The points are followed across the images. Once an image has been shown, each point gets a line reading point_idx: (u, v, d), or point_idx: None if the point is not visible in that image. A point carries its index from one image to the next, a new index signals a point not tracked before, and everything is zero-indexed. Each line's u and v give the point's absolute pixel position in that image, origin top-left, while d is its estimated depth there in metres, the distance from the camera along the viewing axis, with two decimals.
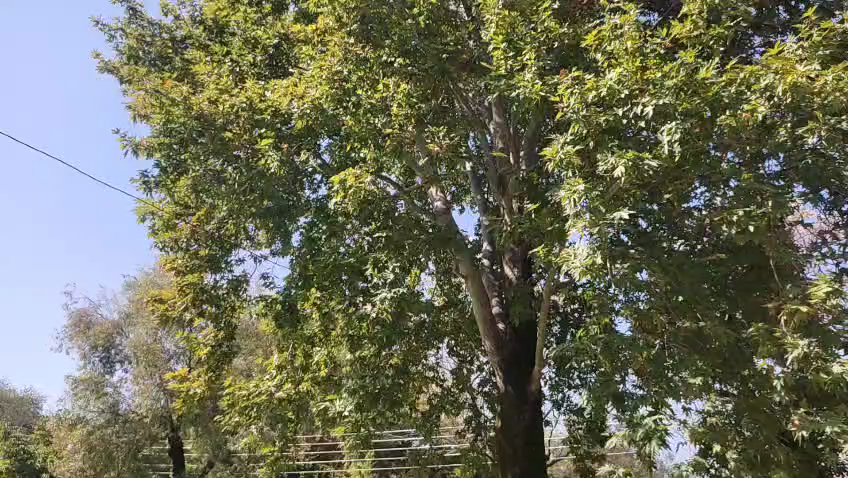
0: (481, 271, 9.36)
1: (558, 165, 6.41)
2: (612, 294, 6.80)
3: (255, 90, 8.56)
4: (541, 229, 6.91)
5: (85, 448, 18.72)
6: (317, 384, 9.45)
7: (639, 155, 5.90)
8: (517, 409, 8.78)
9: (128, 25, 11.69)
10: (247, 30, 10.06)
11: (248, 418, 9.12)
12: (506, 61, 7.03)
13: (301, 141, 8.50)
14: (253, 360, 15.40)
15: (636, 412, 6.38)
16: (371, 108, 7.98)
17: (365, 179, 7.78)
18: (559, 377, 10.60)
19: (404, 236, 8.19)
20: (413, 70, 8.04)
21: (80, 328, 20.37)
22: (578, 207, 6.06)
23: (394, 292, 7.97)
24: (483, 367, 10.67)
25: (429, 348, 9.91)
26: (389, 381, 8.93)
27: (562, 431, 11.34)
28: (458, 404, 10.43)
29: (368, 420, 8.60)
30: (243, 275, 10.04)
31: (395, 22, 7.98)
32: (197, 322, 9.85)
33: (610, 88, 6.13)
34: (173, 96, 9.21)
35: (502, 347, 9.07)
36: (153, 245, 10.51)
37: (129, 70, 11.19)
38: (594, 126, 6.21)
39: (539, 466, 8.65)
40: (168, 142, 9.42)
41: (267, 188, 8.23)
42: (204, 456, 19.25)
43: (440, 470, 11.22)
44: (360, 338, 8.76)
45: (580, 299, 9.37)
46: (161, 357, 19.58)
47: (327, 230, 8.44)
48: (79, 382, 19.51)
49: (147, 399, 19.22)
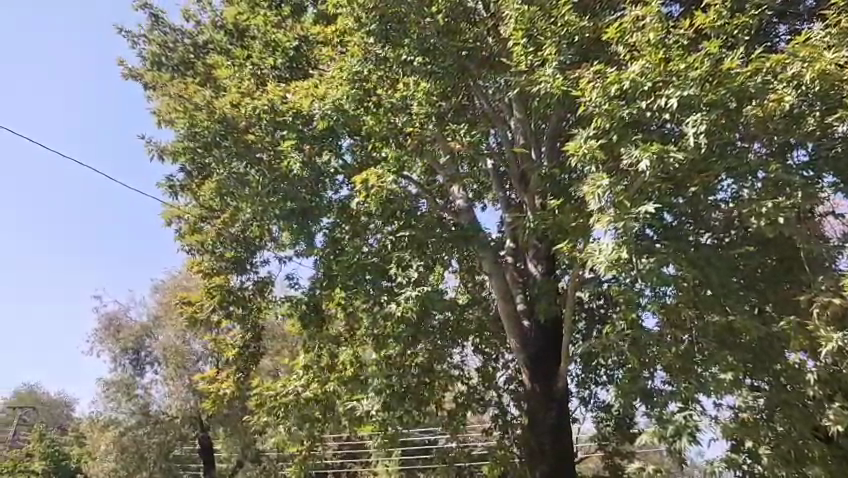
0: (504, 268, 9.42)
1: (581, 160, 6.38)
2: (637, 289, 6.63)
3: (276, 92, 8.64)
4: (565, 226, 6.87)
5: (117, 449, 19.30)
6: (343, 384, 9.19)
7: (665, 148, 5.83)
8: (545, 407, 8.76)
9: (151, 32, 11.84)
10: (268, 33, 10.12)
11: (275, 418, 9.23)
12: (527, 57, 7.14)
13: (323, 142, 8.35)
14: (280, 360, 15.57)
15: (666, 408, 6.45)
16: (391, 108, 8.18)
17: (387, 178, 7.86)
18: (585, 374, 10.52)
19: (428, 233, 8.21)
20: (434, 69, 7.95)
21: (110, 332, 20.76)
22: (602, 203, 6.10)
23: (419, 290, 8.06)
24: (509, 365, 10.62)
25: (454, 346, 9.82)
26: (414, 379, 9.15)
27: (589, 427, 11.29)
28: (485, 402, 10.44)
29: (395, 419, 8.52)
30: (269, 277, 10.15)
31: (413, 22, 7.92)
32: (225, 324, 10.05)
33: (633, 80, 6.10)
34: (196, 101, 9.32)
35: (527, 344, 9.06)
36: (180, 249, 10.73)
37: (152, 77, 11.32)
38: (618, 120, 6.14)
39: (568, 464, 8.63)
40: (192, 147, 9.26)
41: (289, 189, 8.38)
42: (234, 456, 19.60)
43: (466, 469, 11.14)
44: (386, 337, 8.53)
45: (604, 296, 9.17)
46: (190, 359, 19.76)
47: (350, 231, 8.69)
48: (110, 384, 19.94)
49: (178, 400, 19.46)
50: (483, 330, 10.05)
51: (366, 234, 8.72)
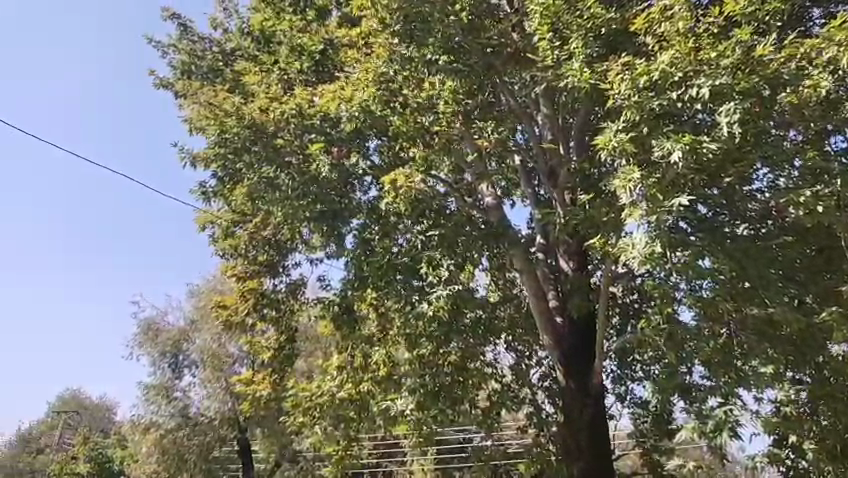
0: (535, 264, 9.31)
1: (611, 153, 6.28)
2: (672, 283, 6.51)
3: (303, 96, 8.84)
4: (597, 221, 6.78)
5: (159, 451, 19.73)
6: (377, 384, 9.24)
7: (697, 139, 5.74)
8: (580, 404, 8.69)
9: (181, 42, 12.08)
10: (293, 37, 10.21)
11: (312, 418, 9.33)
12: (552, 51, 7.04)
13: (351, 143, 8.59)
14: (314, 361, 15.71)
15: (706, 404, 6.65)
16: (418, 108, 8.21)
17: (415, 178, 7.92)
18: (621, 370, 10.41)
19: (458, 231, 8.33)
20: (460, 66, 7.86)
21: (148, 337, 21.24)
22: (633, 197, 6.06)
23: (450, 289, 8.20)
24: (542, 362, 10.78)
25: (486, 344, 9.58)
26: (448, 379, 9.05)
27: (626, 423, 11.14)
28: (520, 399, 10.22)
29: (430, 418, 8.70)
30: (300, 279, 10.29)
31: (437, 21, 7.86)
32: (259, 326, 10.16)
33: (662, 71, 6.00)
34: (226, 107, 9.43)
35: (561, 341, 8.98)
36: (214, 254, 10.87)
37: (182, 85, 11.48)
38: (648, 112, 6.06)
39: (604, 461, 8.54)
40: (222, 153, 9.24)
41: (319, 192, 8.49)
42: (272, 456, 19.87)
43: (503, 466, 11.12)
44: (418, 337, 8.63)
45: (638, 291, 9.07)
46: (226, 362, 20.06)
47: (380, 231, 8.62)
48: (150, 388, 20.38)
49: (217, 401, 19.76)
50: (515, 327, 10.00)
51: (396, 233, 8.65)
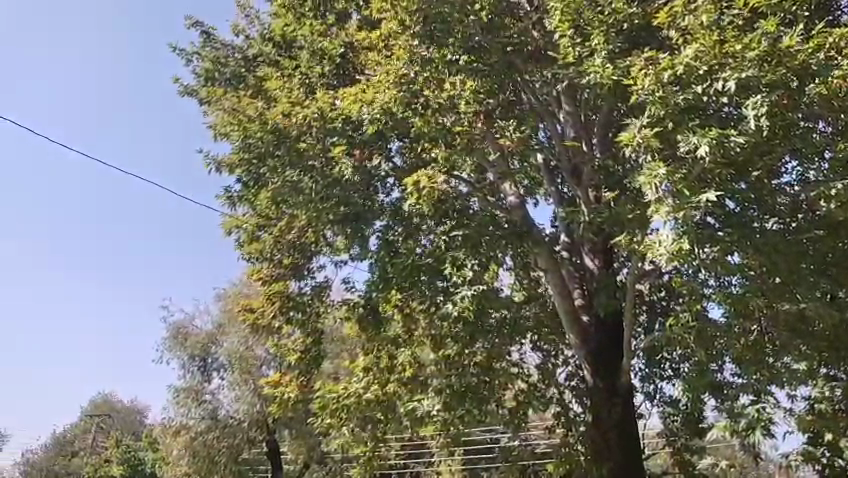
0: (560, 263, 9.27)
1: (635, 150, 6.19)
2: (701, 279, 6.48)
3: (325, 100, 8.80)
4: (622, 219, 6.71)
5: (190, 453, 20.01)
6: (403, 385, 9.37)
7: (724, 133, 5.67)
8: (608, 404, 8.59)
9: (204, 49, 12.24)
10: (314, 42, 10.31)
11: (339, 420, 9.17)
12: (574, 48, 6.94)
13: (373, 146, 8.63)
14: (341, 363, 15.79)
15: (738, 402, 6.82)
16: (439, 108, 8.12)
17: (438, 178, 7.93)
18: (649, 368, 10.23)
19: (481, 232, 8.08)
20: (479, 66, 7.98)
21: (178, 340, 21.60)
22: (659, 193, 5.92)
23: (475, 289, 8.19)
24: (569, 361, 10.65)
25: (512, 344, 9.55)
26: (475, 379, 8.99)
27: (657, 422, 10.95)
28: (547, 399, 10.14)
29: (457, 419, 8.72)
30: (325, 282, 10.37)
31: (458, 22, 7.92)
32: (286, 329, 10.23)
33: (687, 65, 5.93)
34: (249, 113, 9.52)
35: (587, 340, 8.90)
36: (240, 258, 10.99)
37: (206, 92, 11.63)
38: (673, 106, 5.93)
39: (633, 462, 8.43)
40: (249, 158, 9.46)
41: (341, 194, 8.61)
42: (301, 457, 20.04)
43: (531, 467, 11.04)
44: (444, 337, 8.99)
45: (666, 288, 8.97)
46: (254, 364, 20.24)
47: (403, 232, 8.72)
48: (180, 391, 20.70)
49: (245, 404, 19.95)
50: (541, 326, 9.91)
51: (420, 234, 8.74)
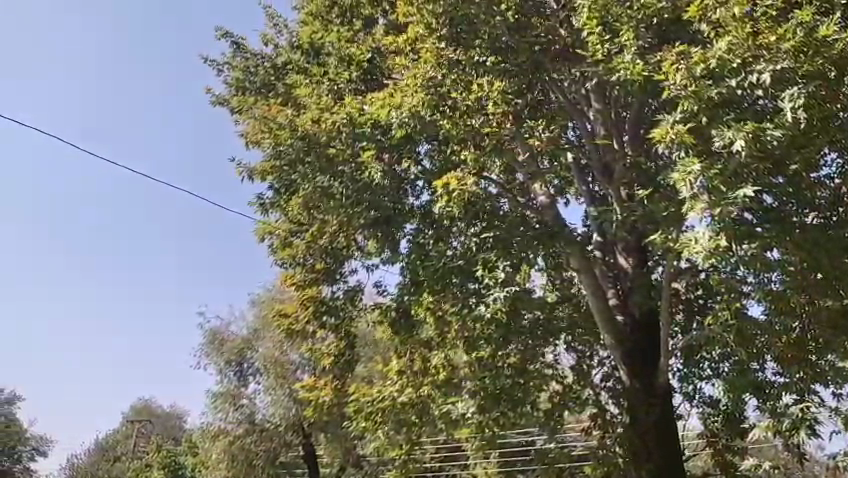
0: (593, 263, 9.15)
1: (668, 146, 6.08)
2: (740, 277, 6.52)
3: (354, 105, 8.76)
4: (657, 216, 6.62)
5: (228, 458, 20.27)
6: (437, 388, 9.38)
7: (760, 126, 5.59)
8: (646, 406, 8.44)
9: (234, 59, 12.44)
10: (341, 48, 10.42)
11: (374, 423, 9.34)
12: (602, 45, 6.86)
13: (402, 150, 8.70)
14: (374, 366, 15.86)
15: (780, 401, 6.79)
16: (467, 110, 8.01)
17: (468, 181, 7.94)
18: (688, 368, 10.03)
19: (512, 232, 8.12)
20: (507, 67, 7.96)
21: (215, 346, 21.99)
22: (694, 190, 5.78)
23: (508, 291, 8.27)
24: (605, 362, 10.52)
25: (546, 345, 9.47)
26: (509, 381, 8.91)
27: (696, 423, 10.76)
28: (582, 400, 10.00)
29: (492, 422, 8.74)
30: (358, 286, 10.43)
31: (484, 22, 8.00)
32: (320, 334, 10.36)
33: (720, 58, 5.85)
34: (280, 120, 9.69)
35: (623, 340, 8.76)
36: (273, 264, 11.13)
37: (237, 101, 11.82)
38: (706, 101, 5.84)
39: (673, 463, 8.26)
40: (280, 166, 9.61)
41: (373, 199, 8.77)
42: (337, 460, 20.20)
43: (568, 469, 10.93)
44: (476, 338, 8.81)
45: (702, 286, 8.77)
46: (289, 369, 20.44)
47: (434, 235, 8.70)
48: (218, 395, 21.02)
49: (280, 408, 20.17)
50: (575, 327, 9.75)
51: (450, 236, 8.64)
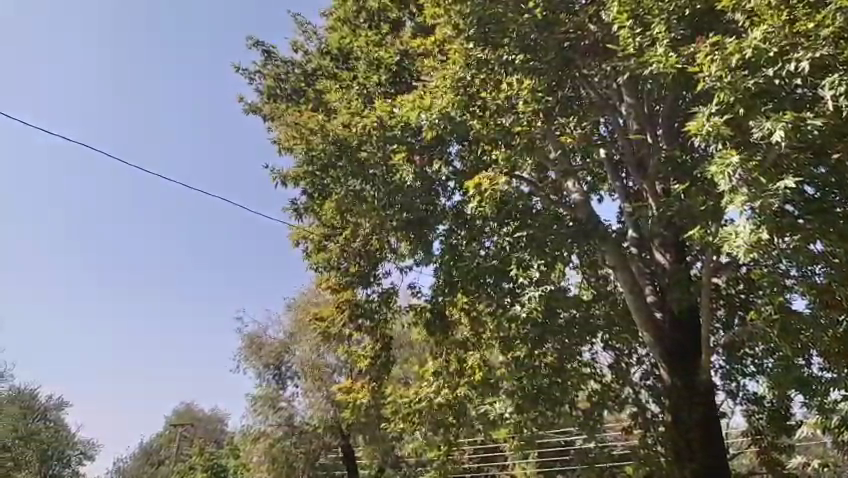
0: (629, 260, 9.02)
1: (705, 139, 5.93)
2: (783, 270, 6.22)
3: (384, 108, 8.89)
4: (695, 211, 6.51)
5: (269, 460, 20.52)
6: (473, 388, 9.34)
7: (800, 117, 5.43)
8: (688, 404, 8.26)
9: (265, 66, 12.49)
10: (370, 52, 10.48)
11: (412, 424, 9.44)
12: (634, 39, 6.77)
13: (433, 151, 8.69)
14: (411, 368, 15.93)
15: (827, 398, 6.68)
16: (497, 109, 8.15)
17: (500, 180, 7.90)
18: (730, 365, 9.81)
19: (546, 231, 8.04)
20: (535, 65, 7.68)
21: (253, 350, 22.31)
22: (733, 183, 5.62)
23: (542, 290, 8.32)
24: (644, 360, 10.34)
25: (584, 344, 9.37)
26: (546, 380, 8.75)
27: (740, 421, 10.57)
28: (621, 400, 10.10)
29: (530, 421, 8.77)
30: (392, 288, 10.40)
31: (511, 20, 7.55)
32: (356, 336, 10.50)
33: (755, 48, 5.65)
34: (311, 125, 9.82)
35: (662, 338, 8.60)
36: (307, 267, 11.24)
37: (269, 108, 11.98)
38: (743, 92, 5.67)
39: (719, 463, 8.06)
40: (312, 171, 9.68)
41: (405, 201, 8.72)
42: (376, 461, 20.41)
43: (609, 469, 10.86)
44: (512, 339, 8.93)
45: (744, 281, 8.54)
46: (326, 372, 20.61)
47: (467, 236, 8.69)
48: (257, 399, 21.31)
49: (319, 410, 20.33)
50: (612, 324, 9.60)
51: (483, 236, 8.64)
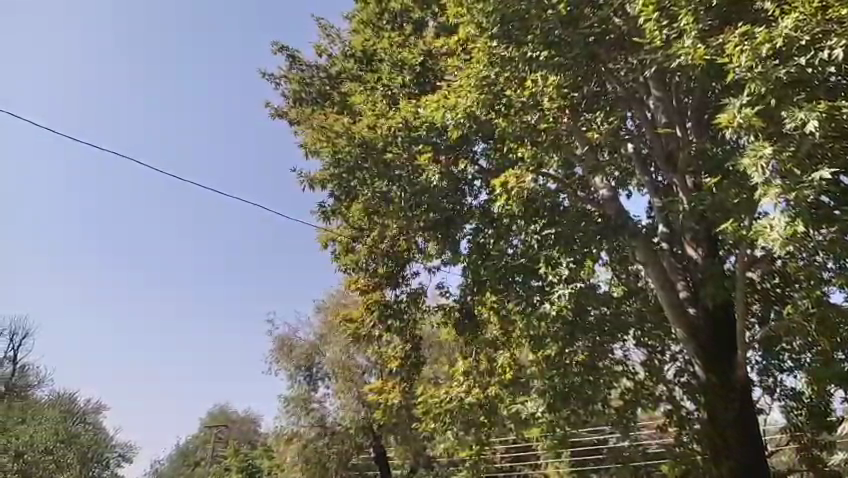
0: (660, 256, 8.91)
1: (736, 130, 5.82)
2: (820, 263, 6.19)
3: (409, 109, 8.97)
4: (728, 205, 6.38)
5: (302, 460, 20.71)
6: (504, 388, 9.31)
7: (835, 106, 5.32)
8: (724, 401, 8.11)
9: (290, 71, 12.60)
10: (393, 53, 10.51)
11: (442, 424, 9.31)
12: (661, 31, 6.68)
13: (458, 151, 8.67)
14: (441, 368, 15.94)
15: None
16: (523, 107, 7.97)
17: (526, 178, 7.81)
18: (766, 361, 9.64)
19: (574, 228, 8.11)
20: (562, 61, 7.47)
21: (284, 352, 22.56)
22: (767, 175, 5.50)
23: (573, 288, 8.32)
24: (677, 357, 10.06)
25: (615, 341, 9.27)
26: (578, 379, 8.72)
27: (779, 417, 10.36)
28: (655, 397, 9.95)
29: (562, 420, 8.66)
30: (420, 288, 10.45)
31: (534, 17, 7.42)
32: (385, 337, 10.45)
33: (786, 37, 5.48)
34: (336, 128, 9.88)
35: (696, 333, 8.46)
36: (336, 269, 11.31)
37: (295, 112, 12.10)
38: (775, 82, 5.51)
39: (757, 460, 7.89)
40: (338, 174, 9.72)
41: (431, 201, 8.73)
42: (408, 461, 20.49)
43: (644, 468, 10.74)
44: (542, 338, 8.62)
45: (779, 274, 8.37)
46: (356, 372, 20.74)
47: (494, 234, 8.59)
48: (289, 400, 21.53)
49: (350, 411, 20.45)
50: (644, 321, 9.47)
51: (510, 234, 8.49)
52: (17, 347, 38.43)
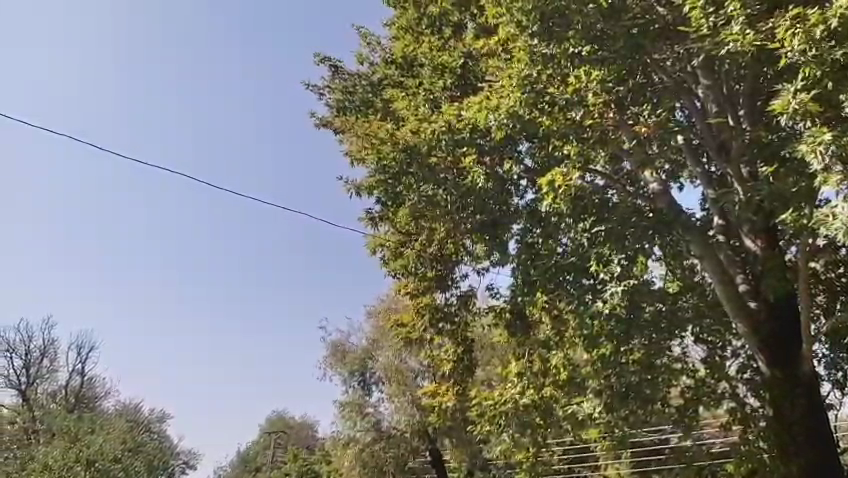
0: (716, 248, 8.61)
1: (792, 116, 5.61)
2: None
3: (451, 112, 8.80)
4: (786, 194, 6.14)
5: (359, 465, 20.88)
6: (559, 388, 9.30)
7: None
8: (791, 397, 7.80)
9: (333, 81, 12.79)
10: (433, 57, 10.55)
11: (497, 427, 9.22)
12: (707, 18, 6.48)
13: (502, 151, 8.64)
14: (494, 370, 15.88)
15: None
16: (567, 104, 7.80)
17: (573, 176, 7.62)
18: (834, 354, 9.25)
19: (625, 225, 7.78)
20: (603, 54, 7.43)
21: (338, 357, 22.92)
22: (826, 161, 5.27)
23: (625, 285, 8.27)
24: (739, 352, 9.77)
25: (673, 338, 9.04)
26: (635, 378, 8.81)
27: None
28: (718, 395, 9.70)
29: (622, 421, 8.98)
30: (470, 291, 10.50)
31: (574, 13, 7.31)
32: (437, 340, 10.65)
33: (842, 16, 5.16)
34: (380, 135, 9.95)
35: (758, 328, 8.13)
36: (386, 274, 11.42)
37: (339, 121, 12.25)
38: (831, 64, 5.28)
39: (827, 458, 7.56)
40: (383, 180, 9.81)
41: (477, 202, 8.89)
42: (464, 464, 20.47)
43: (708, 468, 10.44)
44: (596, 338, 8.38)
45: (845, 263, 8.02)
46: (409, 376, 20.77)
47: (542, 233, 8.62)
48: (344, 405, 21.84)
49: (405, 414, 20.57)
50: (702, 317, 9.18)
51: (559, 233, 8.49)
52: (83, 359, 39.87)
